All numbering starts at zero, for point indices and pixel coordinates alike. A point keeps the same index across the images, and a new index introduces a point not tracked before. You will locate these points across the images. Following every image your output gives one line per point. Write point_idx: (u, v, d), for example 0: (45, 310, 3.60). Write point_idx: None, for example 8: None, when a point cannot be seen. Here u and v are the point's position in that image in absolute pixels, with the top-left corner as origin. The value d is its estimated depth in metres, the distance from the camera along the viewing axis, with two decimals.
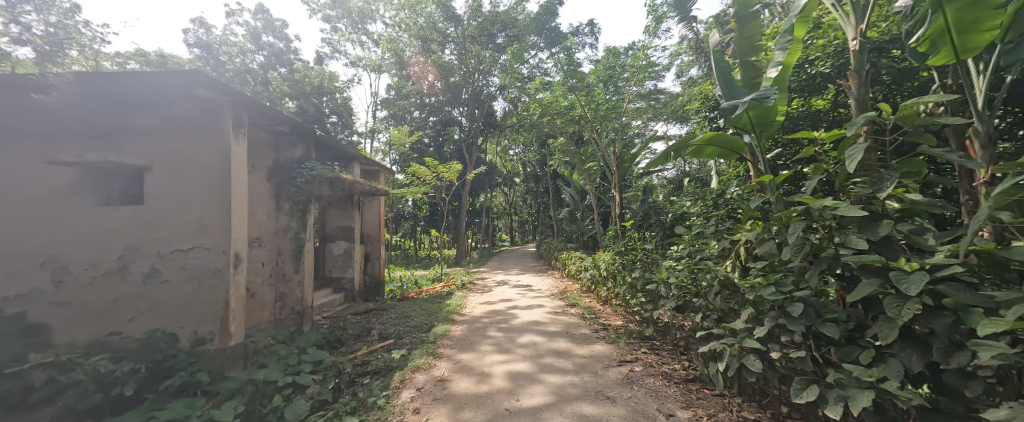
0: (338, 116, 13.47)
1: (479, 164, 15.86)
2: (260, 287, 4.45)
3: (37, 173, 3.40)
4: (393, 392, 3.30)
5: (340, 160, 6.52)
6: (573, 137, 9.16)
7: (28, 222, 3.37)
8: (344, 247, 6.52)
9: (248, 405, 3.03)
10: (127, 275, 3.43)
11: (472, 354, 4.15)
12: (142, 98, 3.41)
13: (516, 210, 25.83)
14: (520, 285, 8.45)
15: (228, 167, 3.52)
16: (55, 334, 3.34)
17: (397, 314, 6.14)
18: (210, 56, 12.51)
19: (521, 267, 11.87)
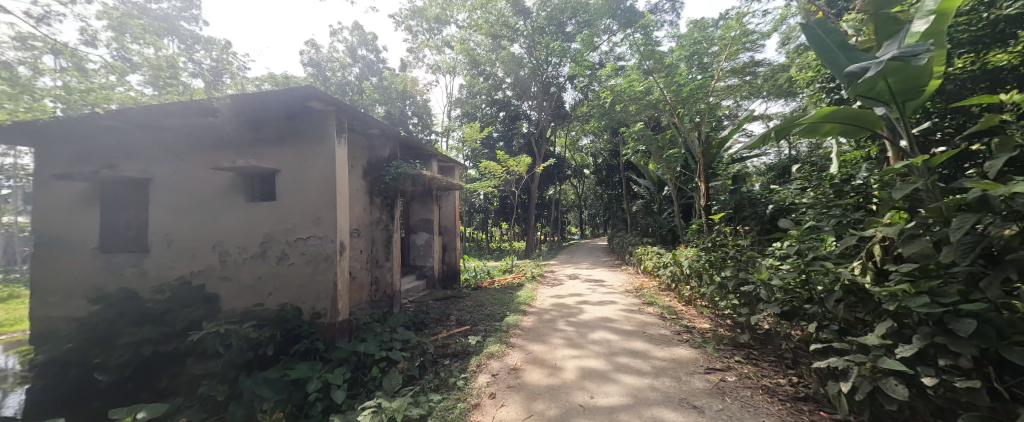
0: (419, 117, 14.60)
1: (549, 157, 15.75)
2: (360, 271, 5.08)
3: (206, 176, 4.35)
4: (470, 375, 3.51)
5: (420, 158, 7.07)
6: (649, 123, 8.52)
7: (203, 213, 4.35)
8: (425, 238, 7.07)
9: (353, 372, 3.51)
10: (266, 258, 4.21)
11: (543, 346, 4.20)
12: (273, 113, 4.12)
13: (587, 202, 25.11)
14: (592, 279, 8.24)
15: (334, 168, 4.07)
16: (221, 302, 4.28)
17: (473, 302, 6.48)
18: (319, 72, 14.60)
19: (592, 261, 11.54)
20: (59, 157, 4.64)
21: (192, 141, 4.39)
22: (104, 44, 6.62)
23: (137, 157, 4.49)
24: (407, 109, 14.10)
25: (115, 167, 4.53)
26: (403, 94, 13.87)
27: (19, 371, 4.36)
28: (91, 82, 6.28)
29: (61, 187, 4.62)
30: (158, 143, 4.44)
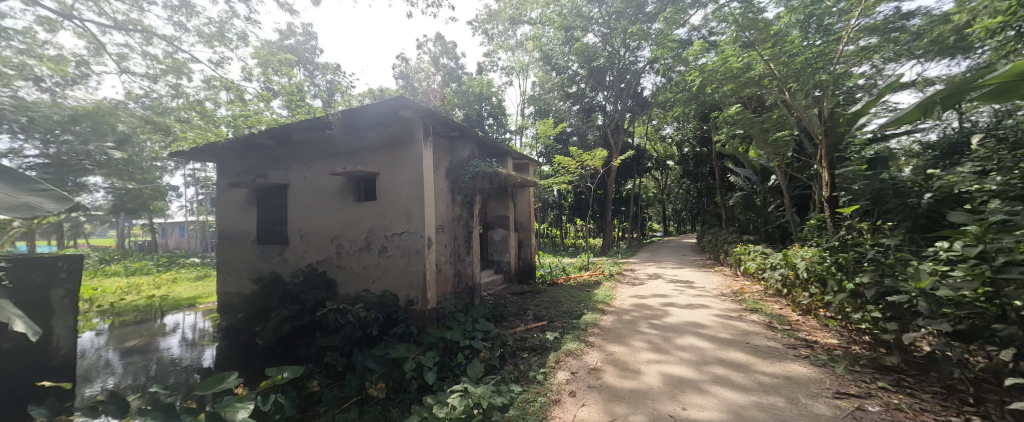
0: (494, 118, 15.07)
1: (628, 148, 14.84)
2: (445, 264, 5.45)
3: (325, 179, 5.11)
4: (549, 371, 3.51)
5: (497, 156, 7.26)
6: (749, 104, 7.42)
7: (323, 211, 5.13)
8: (502, 234, 7.26)
9: (441, 357, 3.78)
10: (370, 250, 4.78)
11: (624, 348, 3.99)
12: (373, 122, 4.64)
13: (672, 196, 23.05)
14: (678, 280, 7.56)
15: (422, 168, 4.42)
16: (337, 287, 4.99)
17: (549, 298, 6.47)
18: (407, 84, 16.08)
19: (679, 260, 10.55)
20: (228, 171, 5.93)
21: (315, 151, 5.20)
22: (256, 78, 8.22)
23: (278, 167, 5.49)
24: (484, 111, 14.65)
25: (264, 176, 5.60)
26: (480, 97, 14.46)
27: (209, 334, 5.70)
28: (245, 108, 7.90)
29: (231, 192, 5.89)
30: (291, 155, 5.37)
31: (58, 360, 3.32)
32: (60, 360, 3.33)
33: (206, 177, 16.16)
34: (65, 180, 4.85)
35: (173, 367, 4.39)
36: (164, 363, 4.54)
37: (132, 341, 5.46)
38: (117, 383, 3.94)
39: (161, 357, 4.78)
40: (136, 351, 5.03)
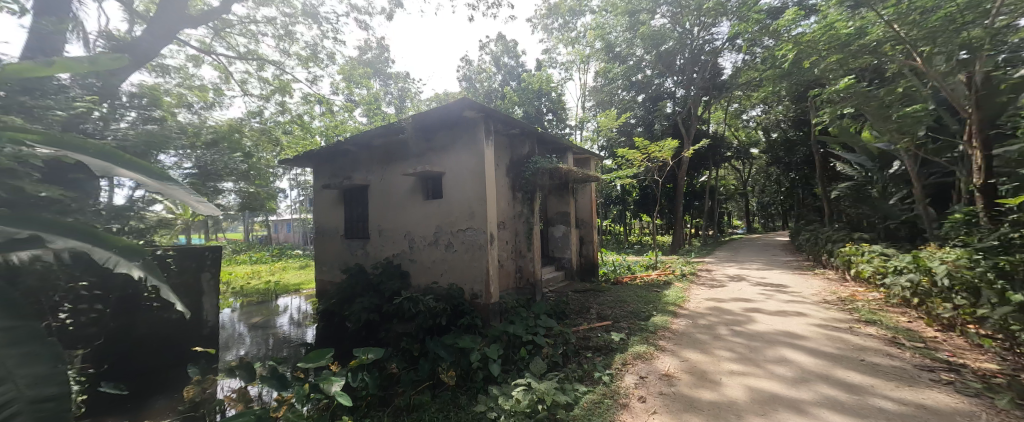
0: (554, 114, 14.88)
1: (702, 137, 13.54)
2: (507, 260, 5.51)
3: (398, 179, 5.48)
4: (616, 373, 3.35)
5: (556, 152, 7.12)
6: (863, 75, 6.23)
7: (397, 209, 5.51)
8: (563, 230, 7.12)
9: (505, 350, 3.82)
10: (438, 245, 5.02)
11: (702, 355, 3.64)
12: (439, 123, 4.85)
13: (757, 188, 20.57)
14: (765, 282, 6.72)
15: (484, 166, 4.52)
16: (409, 278, 5.35)
17: (614, 297, 6.20)
18: (470, 85, 16.65)
19: (765, 261, 9.37)
20: (321, 174, 6.71)
21: (390, 153, 5.60)
22: (341, 92, 9.21)
23: (359, 170, 6.05)
24: (543, 107, 14.48)
25: (347, 178, 6.20)
26: (539, 93, 14.34)
27: (309, 315, 6.54)
28: (332, 116, 8.85)
29: (323, 193, 6.64)
30: (370, 159, 5.87)
31: (207, 329, 4.31)
32: (208, 329, 4.33)
33: (305, 180, 18.58)
34: (207, 184, 5.21)
35: (281, 342, 5.10)
36: (276, 338, 5.30)
37: (253, 318, 6.49)
38: (244, 352, 4.72)
39: (274, 332, 5.59)
40: (256, 326, 5.96)
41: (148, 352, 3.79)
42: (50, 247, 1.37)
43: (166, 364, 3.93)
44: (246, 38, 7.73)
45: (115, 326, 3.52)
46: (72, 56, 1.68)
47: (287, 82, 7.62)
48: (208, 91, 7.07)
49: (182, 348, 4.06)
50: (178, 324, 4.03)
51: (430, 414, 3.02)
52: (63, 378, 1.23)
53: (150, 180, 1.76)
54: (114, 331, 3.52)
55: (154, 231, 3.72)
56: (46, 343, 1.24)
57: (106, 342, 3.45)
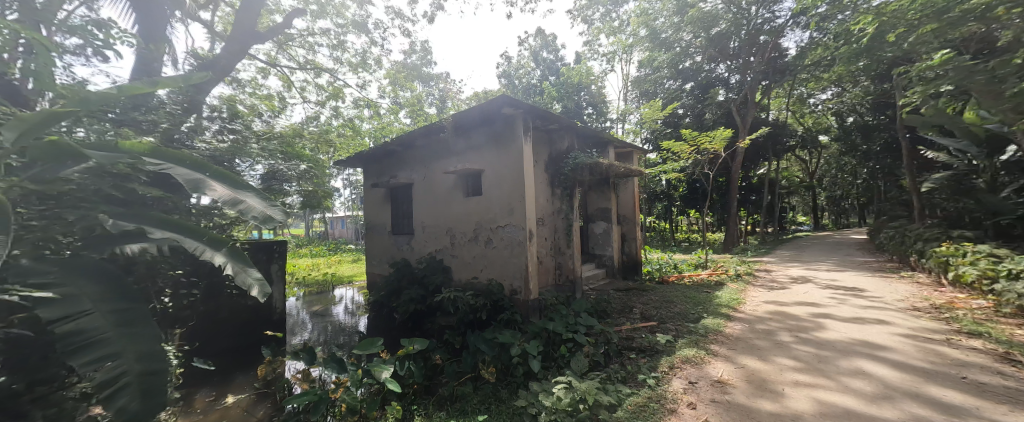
0: (594, 107, 14.46)
1: (760, 126, 12.44)
2: (546, 256, 5.44)
3: (440, 178, 5.61)
4: (662, 376, 3.17)
5: (597, 146, 6.88)
6: (964, 46, 5.34)
7: (438, 206, 5.65)
8: (604, 227, 6.90)
9: (545, 347, 3.76)
10: (477, 241, 5.08)
11: (761, 363, 3.34)
12: (478, 121, 4.88)
13: (825, 180, 18.54)
14: (836, 286, 6.04)
15: (522, 163, 4.48)
16: (451, 273, 5.48)
17: (660, 297, 5.90)
18: (509, 82, 16.67)
19: (836, 261, 8.42)
20: (369, 174, 7.06)
21: (431, 152, 5.75)
22: (387, 95, 9.63)
23: (403, 169, 6.29)
24: (583, 101, 14.10)
25: (393, 177, 6.47)
26: (579, 86, 13.97)
27: (360, 306, 6.95)
28: (379, 117, 9.26)
29: (372, 192, 6.99)
30: (414, 158, 6.07)
31: (276, 315, 4.81)
32: (277, 315, 4.83)
33: (356, 179, 19.77)
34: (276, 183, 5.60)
35: (337, 329, 5.47)
36: (332, 325, 5.69)
37: (313, 306, 7.03)
38: (305, 337, 5.10)
39: (329, 320, 6.00)
40: (314, 314, 6.45)
41: (231, 332, 4.30)
42: (152, 237, 1.92)
43: (245, 343, 4.43)
44: (303, 49, 8.31)
45: (204, 309, 3.99)
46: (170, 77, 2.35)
47: (339, 88, 8.10)
48: (271, 98, 7.71)
49: (256, 331, 4.57)
50: (253, 309, 4.52)
51: (472, 405, 3.05)
52: (162, 354, 1.65)
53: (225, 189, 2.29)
54: (203, 313, 3.98)
55: (232, 227, 4.02)
56: (151, 325, 1.70)
57: (199, 322, 3.95)
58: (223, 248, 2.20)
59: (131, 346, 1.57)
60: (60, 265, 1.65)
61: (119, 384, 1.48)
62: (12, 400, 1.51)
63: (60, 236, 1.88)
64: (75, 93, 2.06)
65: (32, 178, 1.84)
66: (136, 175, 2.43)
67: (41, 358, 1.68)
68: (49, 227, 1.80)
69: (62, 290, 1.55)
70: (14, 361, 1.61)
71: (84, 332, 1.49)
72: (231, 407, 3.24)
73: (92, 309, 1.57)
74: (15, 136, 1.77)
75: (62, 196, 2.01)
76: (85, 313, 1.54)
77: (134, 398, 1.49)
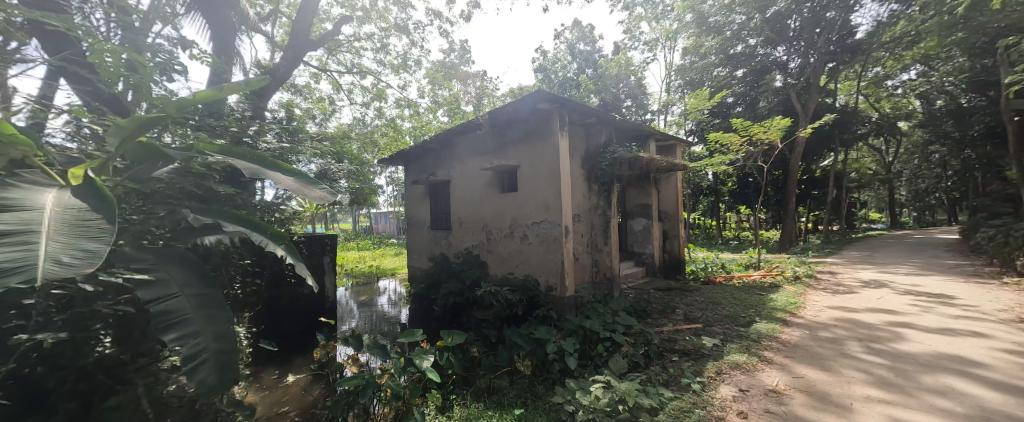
0: (633, 99, 13.88)
1: (823, 113, 11.30)
2: (582, 253, 5.31)
3: (476, 174, 5.66)
4: (708, 382, 2.98)
5: (637, 140, 6.57)
6: None
7: (475, 202, 5.70)
8: (644, 224, 6.61)
9: (581, 345, 3.67)
10: (513, 237, 5.07)
11: (823, 373, 3.02)
12: (514, 117, 4.84)
13: (904, 172, 16.42)
14: (917, 291, 5.33)
15: (558, 159, 4.38)
16: (487, 267, 5.52)
17: (705, 298, 5.55)
18: (545, 76, 16.47)
19: (918, 264, 7.43)
20: (409, 171, 7.29)
21: (468, 149, 5.81)
22: (427, 94, 9.88)
23: (441, 166, 6.42)
24: (621, 93, 13.60)
25: (431, 174, 6.62)
26: (618, 78, 13.50)
27: (402, 297, 7.25)
28: (418, 116, 9.52)
29: (412, 189, 7.22)
30: (451, 155, 6.17)
31: (328, 303, 5.06)
32: (329, 303, 5.06)
33: (398, 176, 20.61)
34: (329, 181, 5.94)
35: (380, 318, 5.74)
36: (376, 314, 5.98)
37: (360, 296, 7.44)
38: (353, 325, 5.41)
39: (374, 309, 6.32)
40: (361, 303, 6.83)
41: (291, 317, 4.61)
42: (226, 230, 2.07)
43: (302, 328, 4.73)
44: (350, 54, 8.75)
45: (269, 296, 4.33)
46: (234, 82, 2.51)
47: (383, 89, 8.45)
48: (320, 100, 8.20)
49: (313, 318, 4.85)
50: (310, 297, 4.81)
51: (509, 399, 3.05)
52: (233, 335, 1.80)
53: (288, 180, 2.52)
54: (268, 299, 4.32)
55: (290, 222, 4.32)
56: (225, 308, 1.86)
57: (264, 308, 4.27)
58: (284, 242, 2.39)
59: (209, 327, 1.73)
60: (155, 253, 1.84)
61: (199, 360, 1.65)
62: (119, 369, 1.81)
63: (155, 228, 2.08)
64: (164, 102, 2.26)
65: (133, 178, 2.07)
66: (211, 173, 2.66)
67: (141, 333, 1.95)
68: (146, 221, 1.99)
69: (155, 275, 1.73)
70: (121, 334, 1.89)
71: (170, 313, 1.67)
72: (291, 386, 3.53)
73: (178, 293, 1.75)
74: (118, 142, 2.00)
75: (155, 193, 2.26)
76: (172, 296, 1.72)
77: (211, 373, 1.65)
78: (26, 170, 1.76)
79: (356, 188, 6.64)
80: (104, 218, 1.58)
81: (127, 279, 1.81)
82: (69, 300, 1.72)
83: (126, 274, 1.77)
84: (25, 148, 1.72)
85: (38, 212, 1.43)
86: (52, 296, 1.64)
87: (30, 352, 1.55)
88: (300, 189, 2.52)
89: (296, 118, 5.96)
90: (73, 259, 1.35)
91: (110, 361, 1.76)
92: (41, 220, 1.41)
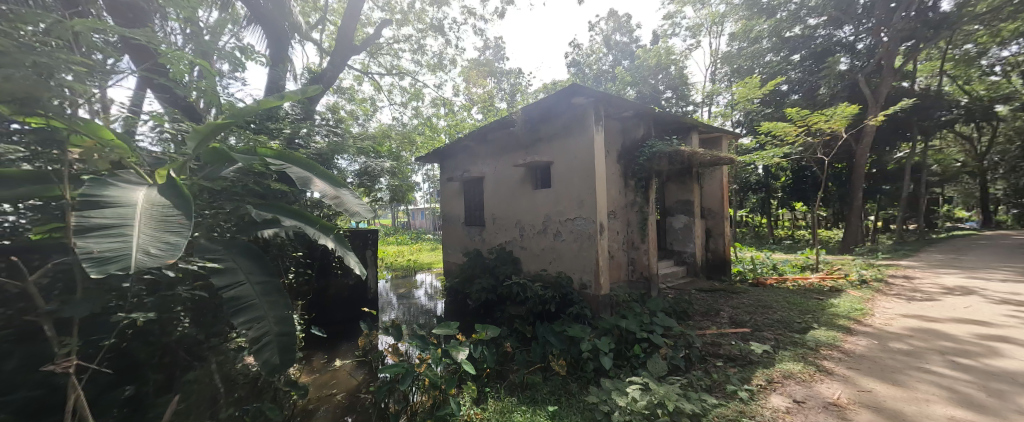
0: (673, 91, 12.91)
1: (896, 99, 10.09)
2: (618, 251, 5.15)
3: (509, 171, 5.64)
4: (758, 390, 2.76)
5: (678, 133, 6.21)
6: None
7: (508, 199, 5.69)
8: (684, 221, 6.27)
9: (617, 345, 3.54)
10: (546, 234, 5.01)
11: (895, 388, 2.70)
12: (548, 112, 4.76)
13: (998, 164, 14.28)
14: (1014, 301, 4.62)
15: (592, 154, 4.25)
16: (520, 264, 5.51)
17: (754, 301, 5.17)
18: (579, 70, 16.08)
19: (1017, 270, 6.43)
20: (444, 168, 7.42)
21: (502, 146, 5.80)
22: (461, 92, 9.98)
23: (475, 162, 6.47)
24: (661, 85, 12.95)
25: (465, 171, 6.70)
26: (657, 68, 12.90)
27: (438, 291, 7.43)
28: (453, 113, 9.64)
29: (447, 186, 7.36)
30: (485, 152, 6.19)
31: (371, 294, 5.27)
32: (371, 294, 5.26)
33: (433, 174, 21.12)
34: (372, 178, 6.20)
35: (417, 311, 5.91)
36: (414, 307, 6.17)
37: (398, 288, 7.73)
38: (392, 316, 5.62)
39: (412, 302, 6.53)
40: (399, 295, 7.08)
41: (336, 307, 4.87)
42: (284, 226, 2.22)
43: (347, 317, 4.96)
44: (389, 55, 9.03)
45: (317, 286, 4.60)
46: (292, 89, 2.69)
47: (420, 89, 8.65)
48: (361, 101, 8.54)
49: (356, 308, 5.06)
50: (354, 287, 5.04)
51: (543, 395, 3.01)
52: (292, 320, 1.93)
53: (330, 191, 2.61)
54: (315, 288, 4.59)
55: (337, 217, 4.54)
56: (285, 294, 1.99)
57: (312, 297, 4.57)
58: (331, 234, 2.51)
59: (272, 312, 1.86)
60: (224, 244, 1.98)
61: (264, 342, 1.77)
62: (196, 347, 2.05)
63: (223, 222, 2.26)
64: (231, 110, 2.45)
65: (206, 177, 2.25)
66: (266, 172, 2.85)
67: (213, 315, 2.18)
68: (215, 216, 2.17)
69: (224, 264, 1.87)
70: (197, 316, 2.13)
71: (239, 299, 1.81)
72: (338, 370, 3.72)
73: (244, 279, 1.88)
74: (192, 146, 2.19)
75: (223, 191, 2.45)
76: (238, 283, 1.85)
77: (275, 353, 1.78)
78: (123, 172, 1.95)
79: (395, 185, 6.86)
80: (183, 214, 1.71)
81: (202, 266, 1.98)
82: (156, 284, 1.90)
83: (201, 262, 1.93)
84: (121, 152, 1.91)
85: (131, 207, 1.58)
86: (143, 279, 1.81)
87: (126, 329, 1.78)
88: (341, 201, 2.59)
89: (340, 118, 6.25)
90: (159, 250, 1.49)
91: (189, 339, 2.00)
92: (134, 214, 1.56)
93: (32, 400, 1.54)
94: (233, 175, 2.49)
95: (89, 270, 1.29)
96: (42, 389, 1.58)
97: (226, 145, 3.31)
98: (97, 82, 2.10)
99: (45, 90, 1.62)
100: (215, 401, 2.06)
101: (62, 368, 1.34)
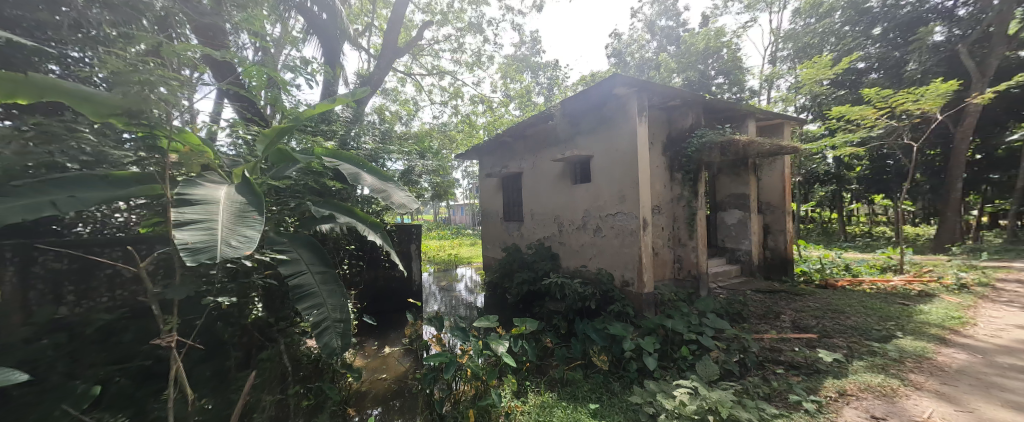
0: (726, 76, 11.94)
1: (1009, 72, 8.51)
2: (662, 248, 4.91)
3: (548, 165, 5.56)
4: (827, 402, 2.49)
5: (732, 120, 5.74)
6: None
7: (546, 194, 5.62)
8: (739, 217, 5.79)
9: (663, 345, 3.37)
10: (586, 229, 4.88)
11: (1005, 411, 2.30)
12: (587, 105, 4.60)
13: None
14: None
15: (634, 146, 4.05)
16: (559, 259, 5.44)
17: (822, 304, 4.66)
18: (620, 60, 15.41)
19: None
20: (484, 164, 7.49)
21: (541, 141, 5.72)
22: (499, 88, 9.99)
23: (514, 158, 6.45)
24: (711, 70, 12.03)
25: (505, 167, 6.70)
26: (705, 53, 11.90)
27: (478, 285, 7.55)
28: (492, 109, 9.67)
29: (487, 182, 7.41)
30: (523, 147, 6.16)
31: (415, 286, 5.47)
32: (416, 287, 5.45)
33: (473, 171, 21.48)
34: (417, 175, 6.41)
35: (459, 304, 6.05)
36: (456, 300, 6.33)
37: (441, 282, 7.98)
38: (436, 308, 5.82)
39: (454, 294, 6.70)
40: (442, 288, 7.30)
41: (383, 297, 5.13)
42: (339, 221, 2.36)
43: (394, 307, 5.21)
44: (430, 56, 9.25)
45: (365, 277, 4.86)
46: (342, 93, 2.82)
47: (459, 87, 8.78)
48: (403, 100, 8.85)
49: (402, 299, 5.28)
50: (400, 280, 5.26)
51: (582, 392, 2.94)
52: (348, 308, 2.05)
53: (377, 183, 2.73)
54: (365, 280, 4.85)
55: (384, 213, 4.75)
56: (341, 284, 2.11)
57: (363, 287, 4.85)
58: (380, 231, 2.64)
59: (330, 300, 1.98)
60: (288, 237, 2.15)
61: (324, 326, 1.90)
62: (266, 329, 2.30)
63: (287, 218, 2.44)
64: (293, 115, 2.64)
65: (272, 177, 2.46)
66: (322, 172, 3.03)
67: (280, 302, 2.43)
68: (281, 212, 2.37)
69: (290, 255, 2.04)
70: (268, 302, 2.37)
71: (302, 287, 1.95)
72: (387, 356, 3.92)
73: (306, 269, 2.03)
74: (264, 148, 2.43)
75: (285, 190, 2.66)
76: (300, 272, 2.00)
77: (334, 338, 1.89)
78: (207, 173, 2.17)
79: (437, 182, 7.04)
80: (256, 209, 1.87)
81: (273, 257, 2.17)
82: (236, 272, 2.12)
83: (271, 254, 2.11)
84: (208, 156, 2.13)
85: (214, 204, 1.76)
86: (225, 268, 2.02)
87: (214, 310, 2.02)
88: (387, 193, 2.70)
89: (385, 118, 6.52)
90: (237, 242, 1.63)
91: (262, 322, 2.25)
92: (218, 212, 1.73)
93: (145, 367, 1.81)
94: (294, 174, 2.68)
95: (185, 258, 1.43)
96: (151, 359, 1.83)
97: (288, 147, 3.59)
98: (187, 95, 2.32)
99: (152, 104, 1.84)
100: (284, 378, 2.29)
101: (166, 342, 1.46)
